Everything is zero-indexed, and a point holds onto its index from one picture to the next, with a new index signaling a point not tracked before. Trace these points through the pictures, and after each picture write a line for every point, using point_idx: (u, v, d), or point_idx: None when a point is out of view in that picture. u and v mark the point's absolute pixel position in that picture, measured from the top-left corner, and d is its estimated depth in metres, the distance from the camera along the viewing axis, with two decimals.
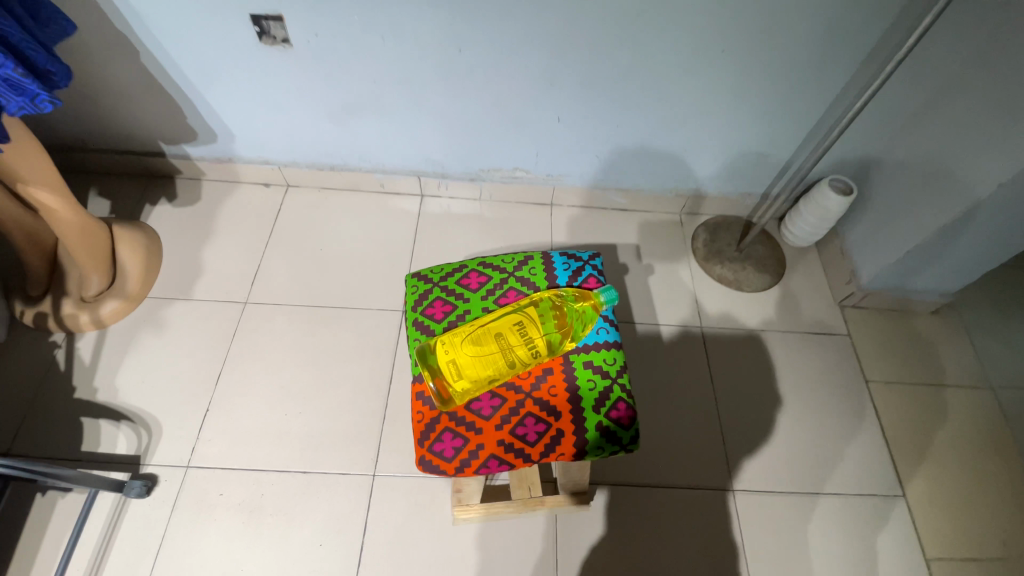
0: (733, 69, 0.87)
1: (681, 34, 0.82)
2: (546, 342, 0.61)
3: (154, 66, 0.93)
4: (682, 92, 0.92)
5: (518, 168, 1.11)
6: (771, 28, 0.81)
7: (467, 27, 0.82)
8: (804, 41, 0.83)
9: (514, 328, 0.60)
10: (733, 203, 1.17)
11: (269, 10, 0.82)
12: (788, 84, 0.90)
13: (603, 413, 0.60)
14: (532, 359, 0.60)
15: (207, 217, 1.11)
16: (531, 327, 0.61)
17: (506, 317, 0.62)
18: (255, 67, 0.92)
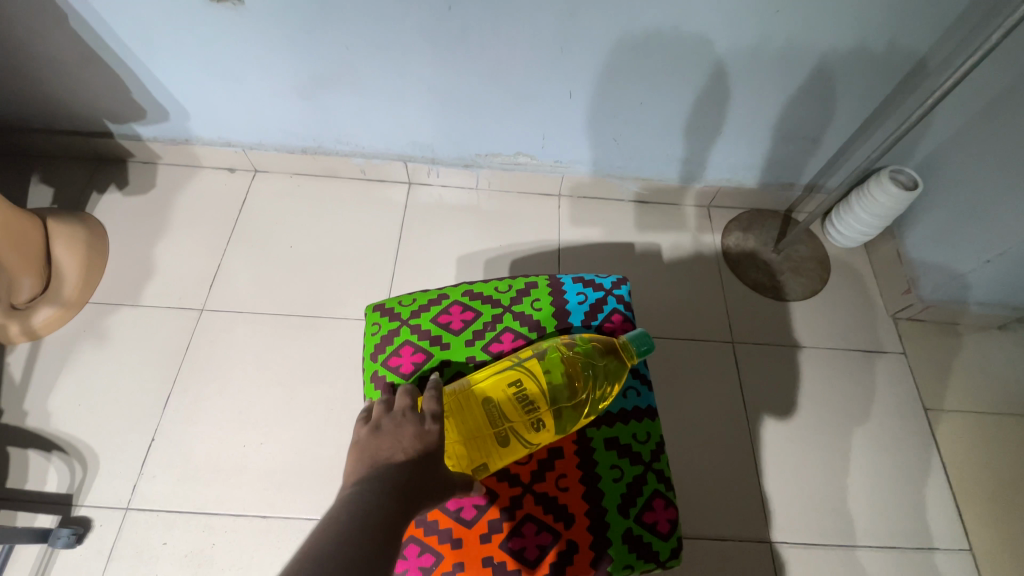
0: (789, 35, 0.70)
1: None
2: (554, 410, 0.52)
3: (82, 29, 0.77)
4: (721, 64, 0.75)
5: (521, 152, 0.96)
6: None
7: None
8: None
9: (514, 393, 0.52)
10: (769, 196, 1.01)
11: None
12: (854, 56, 0.73)
13: (633, 515, 0.52)
14: (535, 434, 0.52)
15: (161, 208, 0.97)
16: (535, 391, 0.52)
17: (506, 375, 0.53)
18: (202, 29, 0.76)
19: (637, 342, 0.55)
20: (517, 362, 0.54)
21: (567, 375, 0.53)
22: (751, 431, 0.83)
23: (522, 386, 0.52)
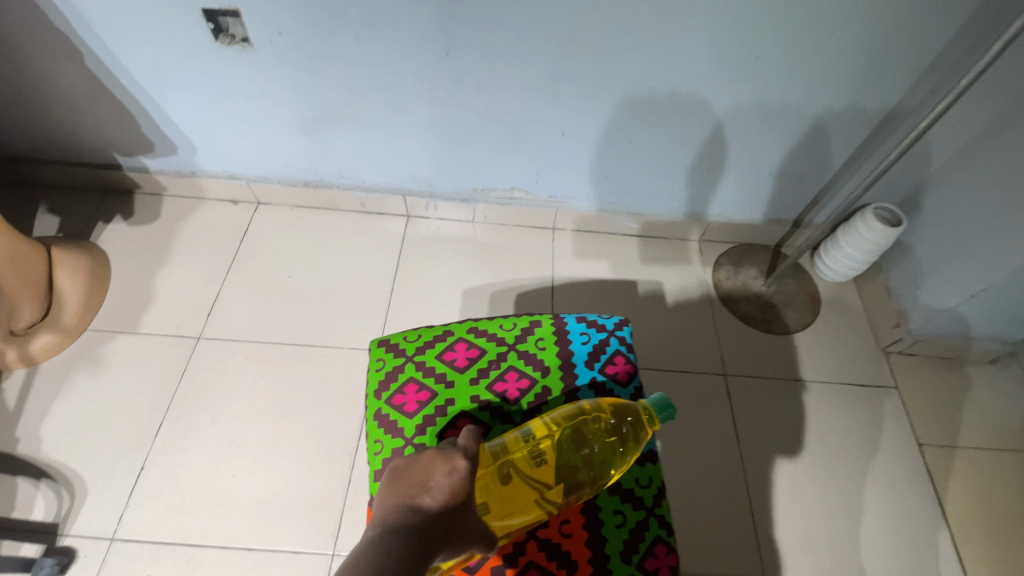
0: (769, 78, 0.74)
1: (707, 39, 0.69)
2: (570, 472, 0.50)
3: (99, 70, 0.81)
4: (706, 106, 0.79)
5: (517, 187, 0.98)
6: (817, 33, 0.68)
7: (455, 26, 0.70)
8: (857, 50, 0.70)
9: (531, 452, 0.50)
10: (760, 231, 1.03)
11: (223, 4, 0.70)
12: (832, 100, 0.77)
13: (635, 561, 0.51)
14: (550, 494, 0.49)
15: (164, 238, 0.99)
16: (552, 451, 0.51)
17: (524, 434, 0.52)
18: (213, 70, 0.80)
19: (659, 407, 0.52)
20: (536, 423, 0.53)
21: (584, 433, 0.52)
22: (745, 465, 0.83)
23: (539, 445, 0.51)
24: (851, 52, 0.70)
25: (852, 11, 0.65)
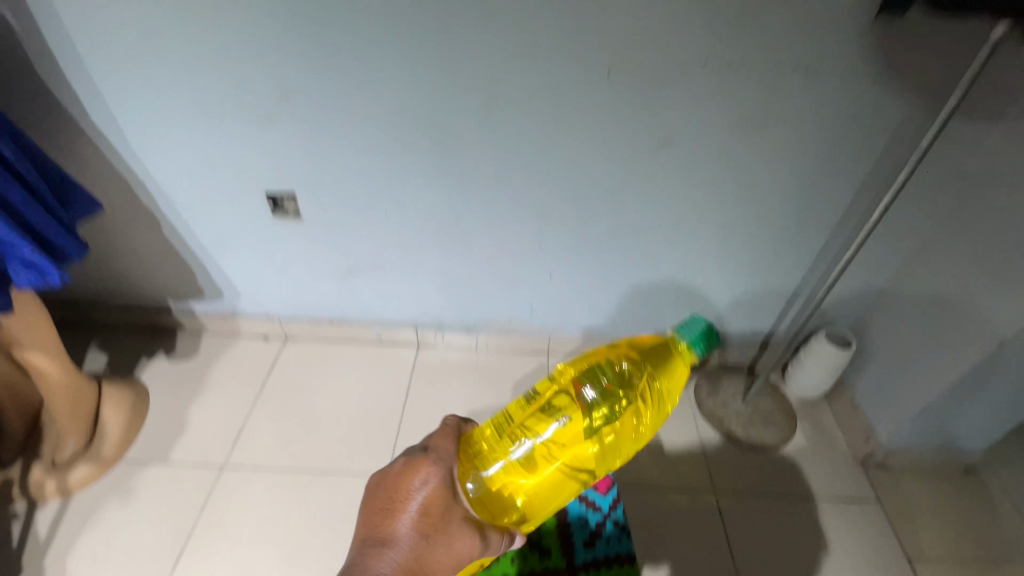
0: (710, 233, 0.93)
1: (658, 206, 0.90)
2: (585, 411, 0.53)
3: (174, 236, 1.00)
4: (666, 253, 0.97)
5: (515, 319, 1.13)
6: (743, 201, 0.88)
7: (463, 200, 0.90)
8: (777, 211, 0.89)
9: (543, 410, 0.53)
10: (733, 352, 1.15)
11: (283, 188, 0.91)
12: (768, 247, 0.95)
13: None
14: (570, 457, 0.53)
15: (200, 372, 1.11)
16: (565, 398, 0.54)
17: (531, 399, 0.55)
18: (267, 235, 0.99)
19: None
20: (544, 382, 0.57)
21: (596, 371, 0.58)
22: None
23: (553, 402, 0.54)
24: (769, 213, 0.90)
25: (764, 187, 0.86)
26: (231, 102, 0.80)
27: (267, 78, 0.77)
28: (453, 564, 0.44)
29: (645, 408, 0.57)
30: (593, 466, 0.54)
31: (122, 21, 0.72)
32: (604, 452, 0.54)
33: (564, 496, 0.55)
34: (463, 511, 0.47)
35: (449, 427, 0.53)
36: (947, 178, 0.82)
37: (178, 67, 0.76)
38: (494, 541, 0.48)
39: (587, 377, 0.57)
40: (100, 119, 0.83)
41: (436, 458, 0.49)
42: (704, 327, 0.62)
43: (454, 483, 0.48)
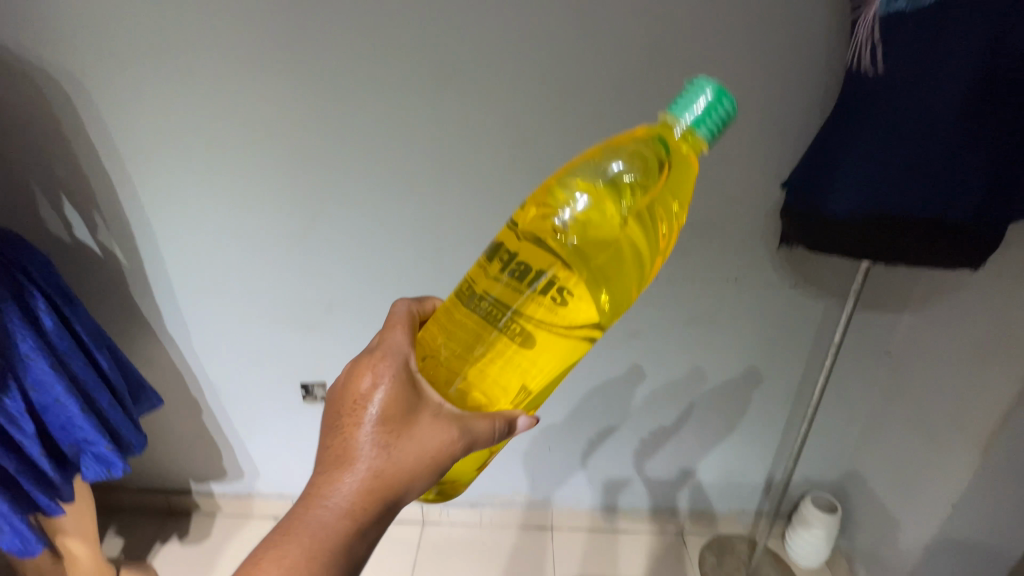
0: (682, 392, 1.11)
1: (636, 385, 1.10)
2: (575, 232, 0.46)
3: (212, 421, 1.13)
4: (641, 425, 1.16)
5: (517, 492, 1.28)
6: (706, 377, 1.09)
7: None
8: (733, 385, 1.10)
9: (525, 261, 0.45)
10: (719, 519, 1.29)
11: (316, 378, 1.08)
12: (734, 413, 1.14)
13: None
14: (573, 318, 0.45)
15: (212, 559, 1.14)
16: (552, 229, 0.46)
17: (517, 226, 0.47)
18: (295, 418, 1.13)
19: (702, 115, 0.42)
20: (523, 209, 0.48)
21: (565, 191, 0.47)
22: None
23: (530, 248, 0.45)
24: (729, 376, 1.08)
25: (719, 366, 1.07)
26: (286, 312, 1.00)
27: (317, 294, 0.98)
28: (429, 469, 0.44)
29: (664, 188, 0.46)
30: (599, 296, 0.46)
31: (207, 259, 0.95)
32: (610, 286, 0.47)
33: (568, 361, 0.47)
34: (432, 408, 0.45)
35: (397, 323, 0.50)
36: (879, 354, 1.09)
37: (247, 288, 0.98)
38: (477, 437, 0.45)
39: (576, 179, 0.47)
40: (172, 327, 1.02)
41: (387, 349, 0.47)
42: (708, 99, 0.42)
43: (412, 375, 0.46)
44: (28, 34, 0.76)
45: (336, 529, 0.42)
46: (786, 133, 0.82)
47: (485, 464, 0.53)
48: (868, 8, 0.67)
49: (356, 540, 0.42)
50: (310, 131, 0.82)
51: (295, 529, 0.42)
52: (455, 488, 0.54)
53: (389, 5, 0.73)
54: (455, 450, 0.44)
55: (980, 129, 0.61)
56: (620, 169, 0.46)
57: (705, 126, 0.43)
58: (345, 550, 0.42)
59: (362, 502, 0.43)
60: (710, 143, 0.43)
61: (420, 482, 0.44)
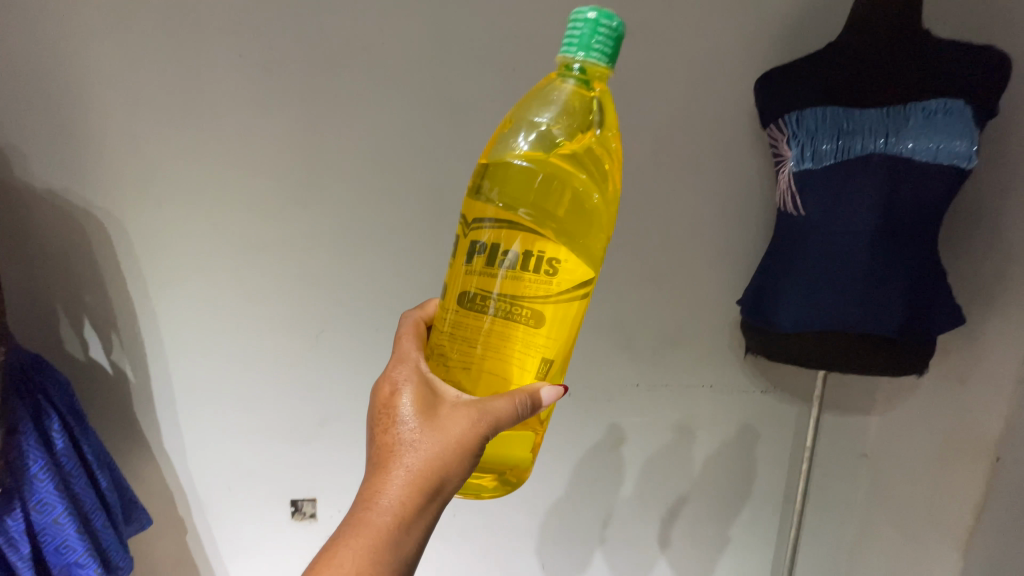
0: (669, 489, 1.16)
1: (622, 493, 1.15)
2: (527, 202, 0.49)
3: (196, 544, 1.11)
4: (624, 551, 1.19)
5: None
6: (691, 481, 1.16)
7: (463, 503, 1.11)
8: (715, 489, 1.17)
9: (489, 246, 0.49)
10: None
11: (307, 494, 1.09)
12: (720, 518, 1.19)
13: None
14: (564, 281, 0.49)
15: None
16: (504, 208, 0.49)
17: (469, 219, 0.50)
18: (282, 538, 1.12)
19: (585, 38, 0.44)
20: (469, 195, 0.51)
21: (501, 173, 0.50)
22: None
23: (489, 231, 0.49)
24: (711, 471, 1.15)
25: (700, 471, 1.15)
26: (283, 426, 1.04)
27: (315, 408, 1.03)
28: (460, 454, 0.48)
29: (586, 120, 0.49)
30: (580, 250, 0.50)
31: (211, 378, 1.00)
32: (582, 237, 0.50)
33: (577, 319, 0.51)
34: (449, 402, 0.50)
35: (410, 338, 0.56)
36: (855, 457, 1.13)
37: (247, 403, 1.02)
38: (495, 418, 0.48)
39: (502, 151, 0.51)
40: (168, 443, 1.04)
41: (403, 363, 0.53)
42: (587, 22, 0.44)
43: (428, 379, 0.52)
44: (85, 182, 0.87)
45: (387, 519, 0.46)
46: (728, 255, 1.00)
47: (537, 445, 0.58)
48: (784, 167, 0.83)
49: (405, 531, 0.46)
50: (325, 260, 0.95)
51: (352, 525, 0.46)
52: (518, 474, 0.59)
53: (405, 161, 0.90)
54: (481, 431, 0.48)
55: (885, 258, 0.77)
56: (543, 125, 0.49)
57: (598, 48, 0.45)
58: (398, 539, 0.46)
59: (404, 493, 0.47)
60: (610, 63, 0.46)
61: (454, 468, 0.48)
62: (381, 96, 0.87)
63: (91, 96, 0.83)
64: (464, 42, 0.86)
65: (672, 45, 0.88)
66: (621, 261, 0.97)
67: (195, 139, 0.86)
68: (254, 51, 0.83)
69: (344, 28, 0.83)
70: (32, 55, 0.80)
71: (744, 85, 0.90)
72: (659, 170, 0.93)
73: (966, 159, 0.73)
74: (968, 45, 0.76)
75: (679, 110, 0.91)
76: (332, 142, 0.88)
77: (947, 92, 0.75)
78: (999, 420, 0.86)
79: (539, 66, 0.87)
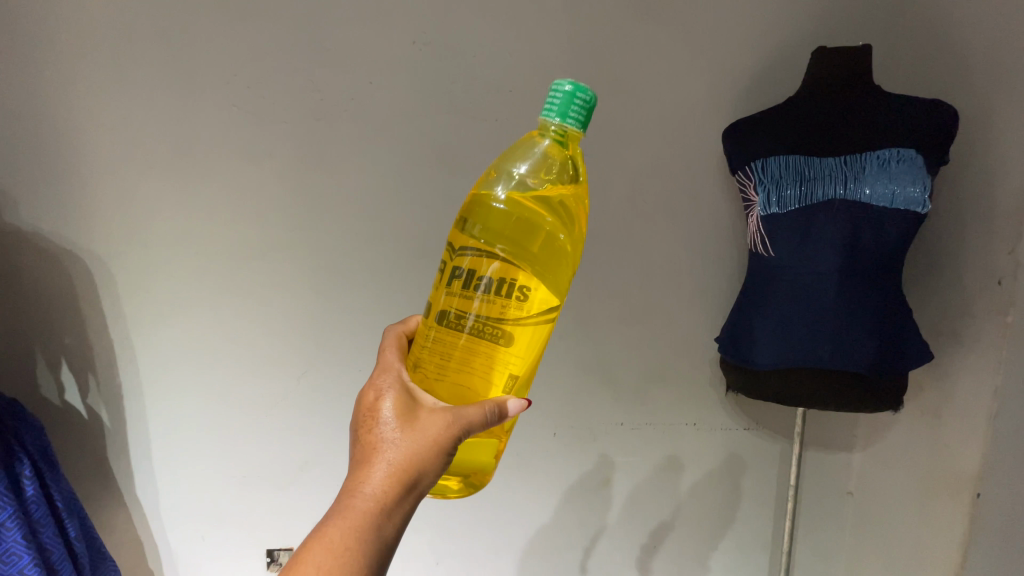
0: (656, 530, 1.14)
1: (608, 535, 1.13)
2: (505, 238, 0.51)
3: None
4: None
5: None
6: (677, 522, 1.14)
7: (447, 547, 1.09)
8: (702, 529, 1.16)
9: (468, 272, 0.50)
10: None
11: (284, 542, 1.06)
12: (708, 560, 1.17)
13: None
14: (533, 307, 0.51)
15: None
16: (483, 241, 0.51)
17: (453, 248, 0.52)
18: None
19: (562, 105, 0.48)
20: (454, 227, 0.53)
21: (482, 211, 0.53)
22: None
23: (469, 258, 0.50)
24: (697, 511, 1.15)
25: (687, 512, 1.14)
26: (260, 470, 1.02)
27: (294, 451, 1.02)
28: (439, 453, 0.47)
29: (562, 170, 0.52)
30: (551, 283, 0.52)
31: (188, 421, 0.99)
32: (553, 271, 0.53)
33: (543, 341, 0.53)
34: (429, 405, 0.50)
35: (393, 349, 0.56)
36: (841, 495, 1.15)
37: (224, 447, 1.00)
38: (473, 421, 0.48)
39: (485, 192, 0.54)
40: (140, 490, 1.01)
41: (385, 370, 0.53)
42: (564, 92, 0.48)
43: (409, 385, 0.52)
44: (72, 226, 0.88)
45: (363, 516, 0.44)
46: (707, 296, 1.03)
47: (501, 450, 0.58)
48: (752, 212, 0.88)
49: (381, 534, 0.44)
50: (310, 301, 0.96)
51: (325, 524, 0.44)
52: (479, 478, 0.58)
53: (393, 204, 0.93)
54: (462, 432, 0.48)
55: (852, 297, 0.81)
56: (521, 174, 0.53)
57: (573, 116, 0.48)
58: (374, 537, 0.44)
59: (382, 491, 0.45)
60: (583, 129, 0.49)
61: (432, 467, 0.47)
62: (368, 143, 0.90)
63: (86, 144, 0.86)
64: (448, 93, 0.90)
65: (644, 97, 0.93)
66: (602, 300, 1.00)
67: (185, 184, 0.89)
68: (246, 101, 0.87)
69: (335, 81, 0.88)
70: (31, 105, 0.83)
71: (713, 134, 0.96)
72: (637, 212, 0.97)
73: (921, 204, 0.78)
74: (918, 98, 0.81)
75: (653, 157, 0.95)
76: (320, 186, 0.91)
77: (900, 141, 0.80)
78: (973, 455, 0.87)
79: (521, 116, 0.92)
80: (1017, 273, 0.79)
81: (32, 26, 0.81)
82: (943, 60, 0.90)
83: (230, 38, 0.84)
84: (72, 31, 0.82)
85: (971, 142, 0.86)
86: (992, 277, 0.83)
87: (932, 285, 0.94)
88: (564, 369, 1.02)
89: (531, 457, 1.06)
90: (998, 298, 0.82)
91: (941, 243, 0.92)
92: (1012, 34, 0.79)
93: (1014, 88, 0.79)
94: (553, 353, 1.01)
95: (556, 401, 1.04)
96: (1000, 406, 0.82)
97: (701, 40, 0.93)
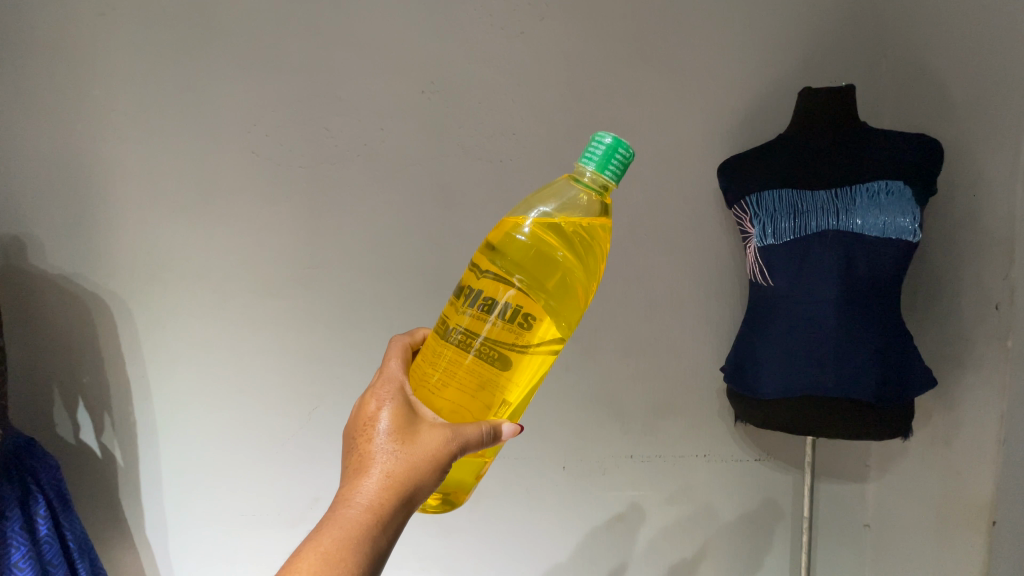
0: (671, 568, 1.12)
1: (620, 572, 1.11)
2: (523, 269, 0.54)
3: None
4: None
5: None
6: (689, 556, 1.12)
7: None
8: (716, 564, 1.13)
9: (483, 294, 0.52)
10: None
11: None
12: None
13: None
14: (537, 338, 0.53)
15: None
16: (502, 268, 0.53)
17: (474, 270, 0.55)
18: None
19: (602, 158, 0.51)
20: (480, 251, 0.56)
21: (507, 240, 0.56)
22: None
23: (486, 281, 0.53)
24: (710, 545, 1.12)
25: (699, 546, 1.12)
26: (269, 509, 1.02)
27: (304, 489, 1.02)
28: (436, 469, 0.49)
29: (586, 214, 0.55)
30: (558, 318, 0.55)
31: (199, 458, 0.99)
32: (563, 305, 0.55)
33: (538, 371, 0.56)
34: (430, 419, 0.51)
35: (396, 359, 0.58)
36: (858, 526, 1.13)
37: (234, 485, 1.01)
38: (471, 440, 0.50)
39: (512, 222, 0.57)
40: (150, 529, 1.00)
41: (387, 380, 0.55)
42: (606, 145, 0.51)
43: (411, 398, 0.53)
44: (97, 269, 0.92)
45: (356, 530, 0.45)
46: (708, 326, 1.04)
47: (483, 471, 0.60)
48: (750, 243, 0.91)
49: (371, 549, 0.45)
50: (323, 338, 0.98)
51: (316, 536, 0.45)
52: (457, 496, 0.60)
53: (401, 243, 0.97)
54: (457, 448, 0.50)
55: (851, 324, 0.83)
56: (548, 211, 0.56)
57: (611, 169, 0.52)
58: (366, 553, 0.45)
59: (376, 505, 0.47)
60: (615, 182, 0.52)
61: (428, 482, 0.49)
62: (379, 185, 0.95)
63: (115, 192, 0.91)
64: (455, 138, 0.95)
65: (641, 137, 0.98)
66: (606, 331, 1.02)
67: (205, 227, 0.93)
68: (266, 148, 0.92)
69: (348, 127, 0.93)
70: (65, 157, 0.89)
71: (709, 171, 1.00)
72: (637, 245, 1.00)
73: (912, 234, 0.81)
74: (904, 133, 0.85)
75: (651, 193, 0.99)
76: (332, 226, 0.95)
77: (888, 174, 0.83)
78: (987, 482, 0.86)
79: (526, 157, 0.97)
80: (1013, 298, 0.81)
81: (70, 82, 0.88)
82: (926, 102, 0.95)
83: (253, 92, 0.91)
84: (106, 90, 0.89)
85: (959, 174, 0.89)
86: (990, 302, 0.84)
87: (933, 313, 0.95)
88: (571, 400, 1.03)
89: (541, 490, 1.05)
90: (996, 323, 0.83)
91: (937, 272, 0.94)
92: (987, 71, 0.83)
93: (995, 123, 0.82)
94: (560, 384, 1.02)
95: (564, 435, 1.04)
96: (1007, 432, 0.82)
97: (693, 84, 0.99)
